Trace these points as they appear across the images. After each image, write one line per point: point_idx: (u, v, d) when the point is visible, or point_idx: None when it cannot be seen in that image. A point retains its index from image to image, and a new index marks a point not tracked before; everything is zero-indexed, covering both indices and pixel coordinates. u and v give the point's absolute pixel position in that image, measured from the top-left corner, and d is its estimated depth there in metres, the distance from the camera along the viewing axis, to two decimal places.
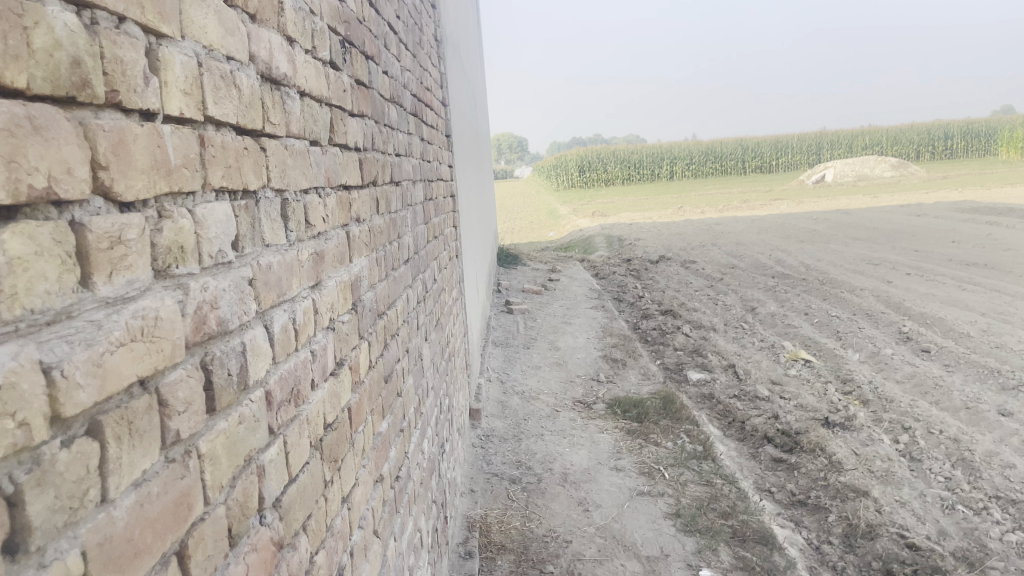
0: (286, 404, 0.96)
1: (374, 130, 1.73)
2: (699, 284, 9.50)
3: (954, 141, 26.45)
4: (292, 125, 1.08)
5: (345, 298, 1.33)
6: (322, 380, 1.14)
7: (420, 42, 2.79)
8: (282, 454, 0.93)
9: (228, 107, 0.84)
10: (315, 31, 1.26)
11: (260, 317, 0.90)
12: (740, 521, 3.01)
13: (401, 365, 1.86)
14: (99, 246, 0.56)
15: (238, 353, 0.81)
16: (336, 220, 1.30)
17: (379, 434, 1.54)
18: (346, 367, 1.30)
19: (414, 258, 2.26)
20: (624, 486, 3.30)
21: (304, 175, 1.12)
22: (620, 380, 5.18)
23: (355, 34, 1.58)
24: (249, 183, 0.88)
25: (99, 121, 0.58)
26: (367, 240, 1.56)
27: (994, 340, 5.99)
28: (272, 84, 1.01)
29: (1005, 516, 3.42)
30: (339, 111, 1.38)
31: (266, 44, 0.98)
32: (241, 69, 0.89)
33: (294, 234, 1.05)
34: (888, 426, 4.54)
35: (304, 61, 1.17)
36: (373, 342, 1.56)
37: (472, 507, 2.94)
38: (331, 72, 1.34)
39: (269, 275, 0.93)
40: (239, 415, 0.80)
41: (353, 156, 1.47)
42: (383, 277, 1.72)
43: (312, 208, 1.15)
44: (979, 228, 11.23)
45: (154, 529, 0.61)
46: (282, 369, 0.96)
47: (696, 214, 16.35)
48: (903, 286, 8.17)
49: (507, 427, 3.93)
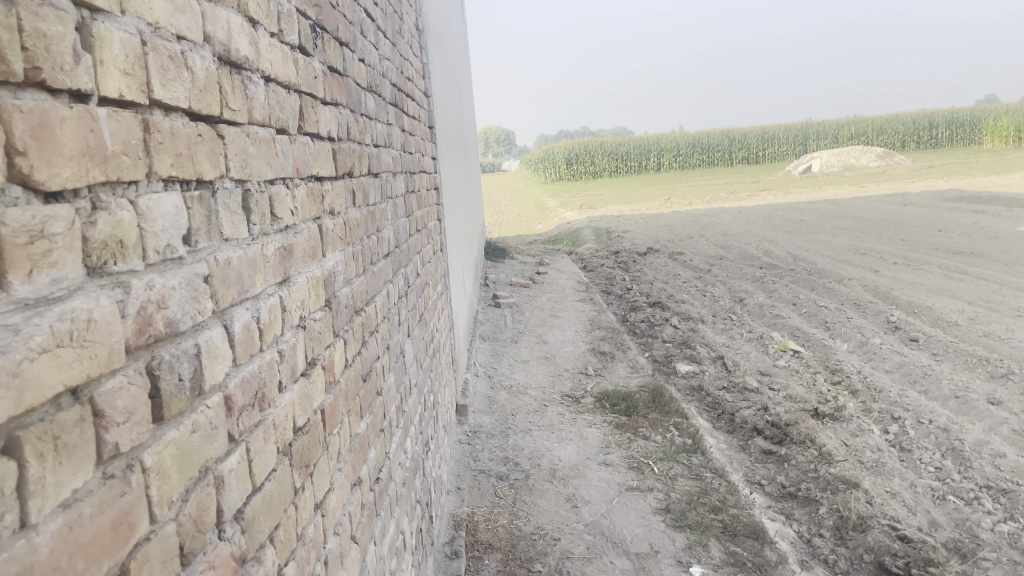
0: (248, 409, 0.90)
1: (349, 120, 1.67)
2: (687, 276, 9.46)
3: (939, 130, 26.58)
4: (255, 113, 1.02)
5: (317, 296, 1.27)
6: (290, 382, 1.07)
7: (400, 31, 2.72)
8: (244, 463, 0.87)
9: (178, 90, 0.78)
10: (281, 13, 1.19)
11: (218, 317, 0.84)
12: (730, 516, 2.97)
13: (380, 362, 1.80)
14: (15, 241, 0.50)
15: (191, 357, 0.75)
16: (306, 213, 1.24)
17: (357, 435, 1.48)
18: (320, 366, 1.24)
19: (394, 253, 2.20)
20: (612, 481, 3.25)
21: (269, 165, 1.05)
22: (609, 373, 5.14)
23: (328, 18, 1.51)
24: (204, 172, 0.82)
25: (17, 102, 0.52)
26: (342, 234, 1.49)
27: (982, 328, 5.99)
28: (231, 68, 0.95)
29: (996, 506, 3.41)
30: (309, 99, 1.32)
31: (223, 25, 0.92)
32: (194, 50, 0.83)
33: (257, 227, 0.99)
34: (877, 416, 4.53)
35: (269, 45, 1.11)
36: (350, 339, 1.49)
37: (459, 505, 2.90)
38: (300, 58, 1.28)
39: (228, 272, 0.87)
40: (193, 423, 0.74)
41: (325, 147, 1.41)
42: (359, 272, 1.65)
43: (279, 200, 1.09)
44: (964, 217, 11.26)
45: (87, 555, 0.55)
46: (244, 372, 0.90)
47: (684, 205, 16.33)
48: (891, 275, 8.16)
49: (494, 423, 3.88)
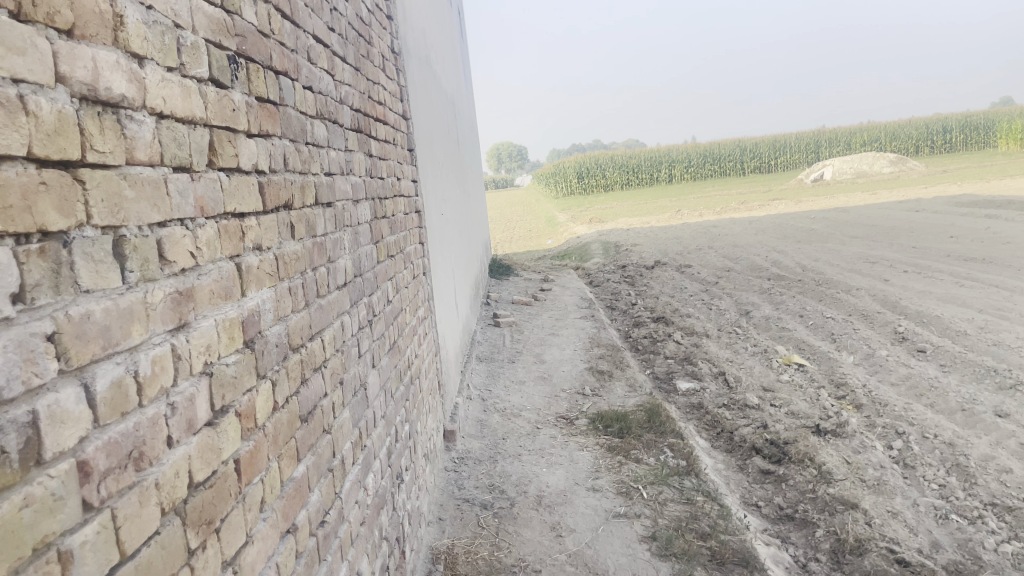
0: (115, 473, 0.84)
1: (287, 149, 1.61)
2: (693, 289, 9.35)
3: (952, 134, 26.29)
4: (137, 153, 0.97)
5: (233, 338, 1.21)
6: (185, 436, 1.01)
7: (366, 53, 2.67)
8: (107, 532, 0.81)
9: (13, 137, 0.73)
10: (184, 45, 1.13)
11: (71, 377, 0.79)
12: (719, 542, 2.88)
13: (329, 399, 1.74)
14: None
15: (24, 424, 0.70)
16: (216, 252, 1.18)
17: (291, 479, 1.42)
18: (235, 413, 1.18)
19: (354, 282, 2.14)
20: (599, 508, 3.17)
21: (156, 207, 1.00)
22: (606, 393, 5.04)
23: (254, 47, 1.45)
24: (49, 223, 0.78)
25: None
26: (271, 269, 1.43)
27: (992, 337, 5.85)
28: (103, 106, 0.90)
29: (1000, 525, 3.29)
30: (224, 132, 1.26)
31: (89, 63, 0.87)
32: (40, 93, 0.78)
33: (135, 275, 0.93)
34: (881, 432, 4.40)
35: (162, 80, 1.05)
36: (283, 381, 1.43)
37: (438, 537, 2.83)
38: (210, 90, 1.22)
39: (86, 327, 0.81)
40: (25, 496, 0.69)
41: (249, 180, 1.36)
42: (299, 308, 1.59)
43: (172, 242, 1.03)
44: (977, 222, 11.08)
45: None
46: (110, 433, 0.84)
47: (695, 217, 16.18)
48: (900, 284, 8.02)
49: (483, 449, 3.80)
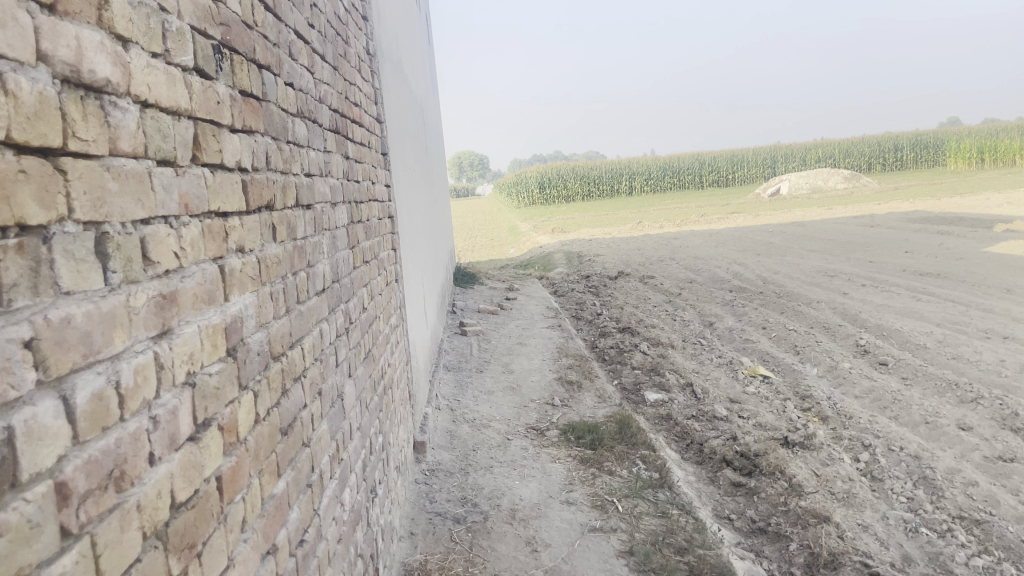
0: (94, 494, 0.76)
1: (269, 146, 1.53)
2: (658, 299, 9.39)
3: (904, 152, 26.95)
4: (121, 142, 0.89)
5: (215, 346, 1.12)
6: (166, 453, 0.92)
7: (343, 51, 2.59)
8: (86, 561, 0.73)
9: None
10: (169, 30, 1.05)
11: (50, 389, 0.71)
12: (696, 557, 2.84)
13: (308, 411, 1.65)
14: None
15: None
16: (198, 253, 1.10)
17: (271, 496, 1.34)
18: (217, 427, 1.10)
19: (332, 288, 2.06)
20: (574, 521, 3.12)
21: (141, 203, 0.92)
22: (575, 404, 4.98)
23: (238, 37, 1.37)
24: (29, 217, 0.70)
25: None
26: (253, 273, 1.35)
27: (951, 351, 5.94)
28: (87, 92, 0.82)
29: (969, 538, 3.30)
30: (208, 125, 1.18)
31: (72, 42, 0.79)
32: (20, 71, 0.70)
33: (117, 276, 0.85)
34: (847, 444, 4.42)
35: (148, 65, 0.97)
36: (264, 392, 1.35)
37: (411, 552, 2.75)
38: (195, 80, 1.14)
39: (65, 332, 0.73)
40: None
41: (233, 178, 1.28)
42: (280, 313, 1.50)
43: (156, 241, 0.95)
44: (930, 237, 11.32)
45: None
46: (89, 451, 0.76)
47: (657, 228, 16.28)
48: (859, 297, 8.14)
49: (453, 460, 3.72)
